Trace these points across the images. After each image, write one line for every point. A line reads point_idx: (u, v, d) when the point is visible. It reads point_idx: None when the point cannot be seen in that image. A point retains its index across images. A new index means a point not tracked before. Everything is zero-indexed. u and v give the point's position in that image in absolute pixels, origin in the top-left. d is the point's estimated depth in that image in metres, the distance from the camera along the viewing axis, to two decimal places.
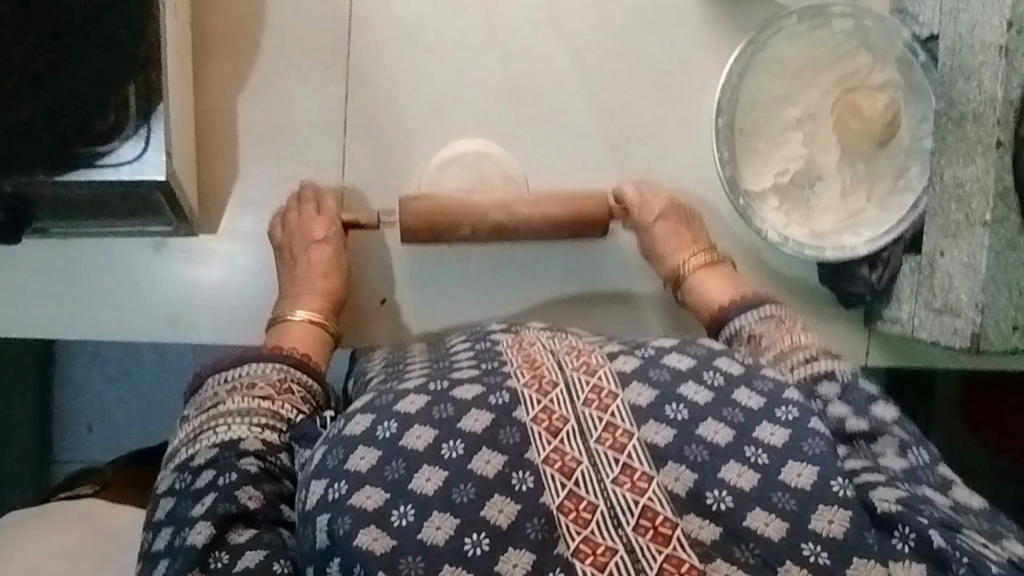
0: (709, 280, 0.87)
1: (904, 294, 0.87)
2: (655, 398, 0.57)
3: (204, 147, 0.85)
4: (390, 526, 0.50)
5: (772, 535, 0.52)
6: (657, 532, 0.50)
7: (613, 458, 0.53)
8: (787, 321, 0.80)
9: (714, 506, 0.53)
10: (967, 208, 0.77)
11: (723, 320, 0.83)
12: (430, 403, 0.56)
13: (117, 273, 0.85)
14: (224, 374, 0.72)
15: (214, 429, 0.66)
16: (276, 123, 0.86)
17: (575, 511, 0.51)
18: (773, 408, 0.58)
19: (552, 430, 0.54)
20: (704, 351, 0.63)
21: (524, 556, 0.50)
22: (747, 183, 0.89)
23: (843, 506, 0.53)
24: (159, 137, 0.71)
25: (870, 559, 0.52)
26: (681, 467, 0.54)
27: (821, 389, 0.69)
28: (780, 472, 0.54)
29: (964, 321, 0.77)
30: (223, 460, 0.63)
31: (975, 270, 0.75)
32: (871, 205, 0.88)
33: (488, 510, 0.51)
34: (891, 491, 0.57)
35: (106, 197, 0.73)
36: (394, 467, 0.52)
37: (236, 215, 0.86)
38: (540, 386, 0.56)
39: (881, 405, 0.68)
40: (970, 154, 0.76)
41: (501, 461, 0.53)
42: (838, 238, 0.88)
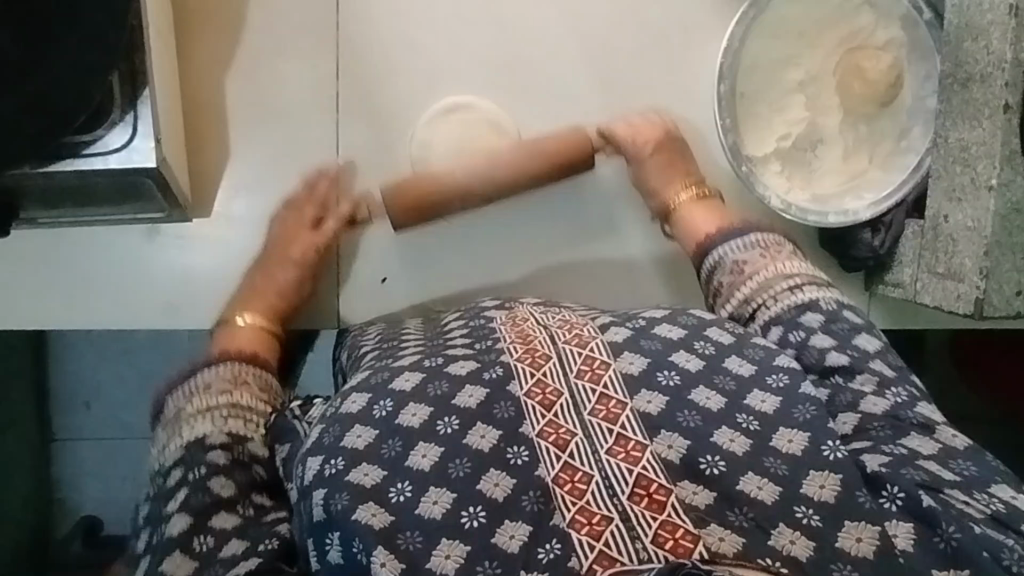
0: (695, 213, 0.85)
1: (907, 257, 0.86)
2: (647, 366, 0.56)
3: (193, 131, 0.83)
4: (388, 503, 0.50)
5: (765, 498, 0.51)
6: (652, 500, 0.49)
7: (606, 429, 0.52)
8: (773, 249, 0.76)
9: (708, 471, 0.52)
10: (972, 171, 0.76)
11: (706, 251, 0.81)
12: (425, 380, 0.55)
13: (112, 261, 0.84)
14: (179, 388, 0.69)
15: (181, 430, 0.66)
16: (267, 101, 0.83)
17: (570, 483, 0.50)
18: (765, 375, 0.57)
19: (546, 403, 0.53)
20: (693, 321, 0.61)
21: (520, 527, 0.49)
22: (749, 147, 0.87)
23: (834, 471, 0.52)
24: (147, 123, 0.69)
25: (860, 520, 0.51)
26: (674, 435, 0.53)
27: (805, 319, 0.68)
28: (773, 438, 0.53)
29: (967, 286, 0.77)
30: (191, 457, 0.63)
31: (979, 234, 0.75)
32: (873, 167, 0.87)
33: (484, 483, 0.50)
34: (875, 457, 0.57)
35: (95, 187, 0.71)
36: (391, 446, 0.52)
37: (229, 197, 0.84)
38: (533, 359, 0.55)
39: (864, 336, 0.66)
40: (977, 116, 0.75)
41: (496, 436, 0.52)
42: (840, 202, 0.87)
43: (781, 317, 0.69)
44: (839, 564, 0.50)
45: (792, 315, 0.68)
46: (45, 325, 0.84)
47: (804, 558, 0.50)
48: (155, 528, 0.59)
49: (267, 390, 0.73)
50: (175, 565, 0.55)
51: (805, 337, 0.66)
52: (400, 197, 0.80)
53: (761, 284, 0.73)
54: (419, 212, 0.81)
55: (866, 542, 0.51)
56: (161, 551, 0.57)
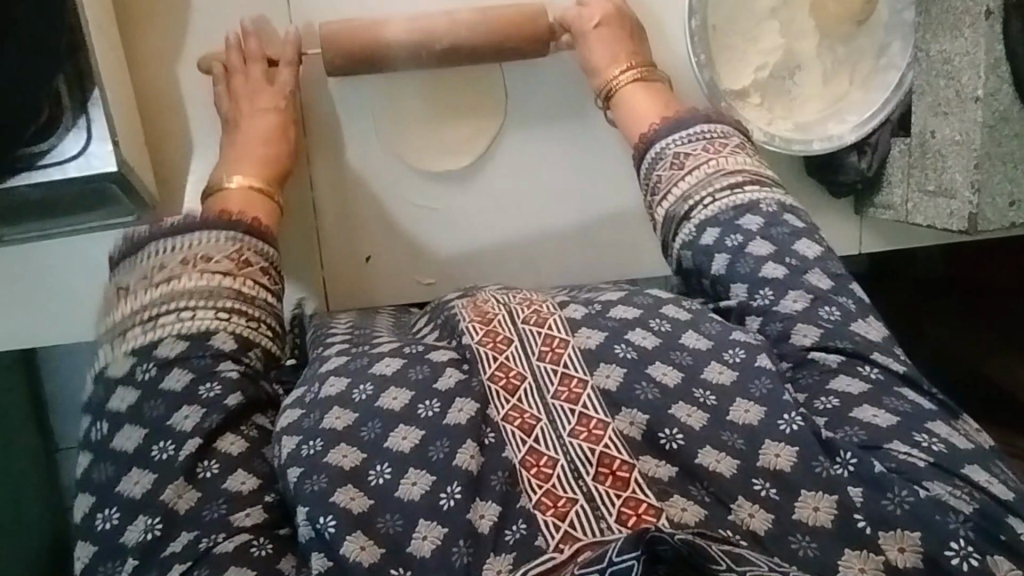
0: (637, 91, 0.82)
1: (895, 178, 0.84)
2: (605, 339, 0.56)
3: (150, 130, 0.79)
4: (366, 486, 0.49)
5: (725, 472, 0.50)
6: (616, 478, 0.48)
7: (569, 409, 0.51)
8: (719, 142, 0.72)
9: (668, 446, 0.51)
10: (956, 84, 0.74)
11: (649, 142, 0.76)
12: (406, 364, 0.56)
13: (86, 272, 0.81)
14: (170, 240, 0.65)
15: (176, 314, 0.60)
16: (223, 91, 0.80)
17: (536, 466, 0.50)
18: (721, 350, 0.56)
19: (510, 388, 0.53)
20: (649, 300, 0.61)
21: (490, 507, 0.49)
22: (726, 84, 0.84)
23: (790, 443, 0.51)
24: (102, 127, 0.65)
25: (818, 489, 0.49)
26: (633, 412, 0.52)
27: (742, 221, 0.65)
28: (728, 411, 0.52)
29: (959, 202, 0.76)
30: (199, 363, 0.58)
31: (968, 148, 0.74)
32: (854, 88, 0.85)
33: (460, 457, 0.50)
34: (856, 383, 0.54)
35: (56, 200, 0.68)
36: (370, 428, 0.52)
37: (197, 192, 0.82)
38: (494, 344, 0.56)
39: (805, 242, 0.63)
40: (957, 27, 0.73)
41: (473, 409, 0.52)
42: (824, 127, 0.84)
43: (715, 218, 0.66)
44: (797, 537, 0.48)
45: (729, 216, 0.65)
46: (17, 341, 0.82)
47: (762, 532, 0.48)
48: (164, 364, 0.57)
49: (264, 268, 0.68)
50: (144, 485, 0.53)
51: (741, 242, 0.63)
52: (342, 50, 0.76)
53: (700, 180, 0.69)
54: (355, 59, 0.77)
55: (823, 511, 0.48)
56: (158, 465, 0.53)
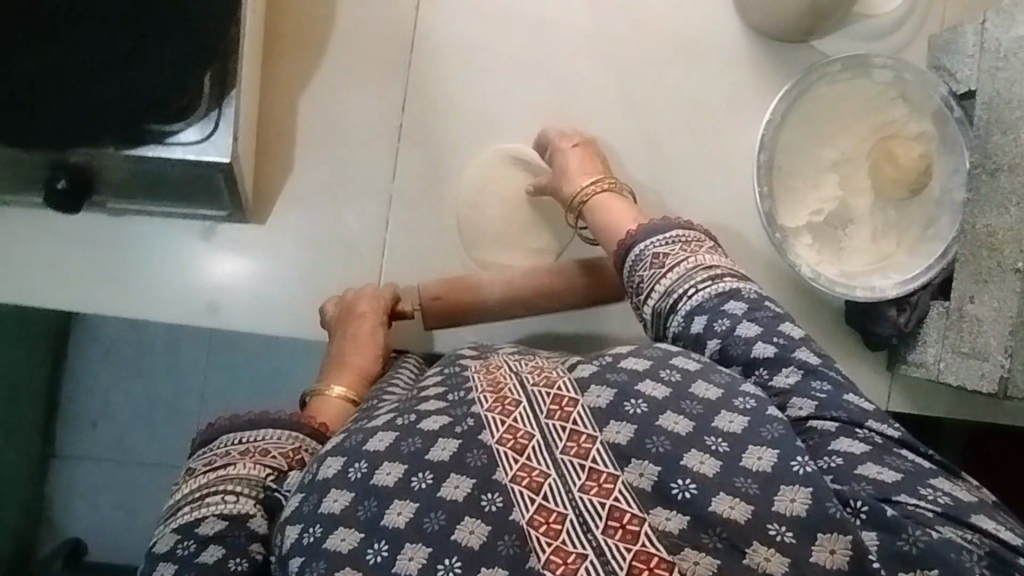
0: (605, 204, 0.80)
1: (931, 338, 0.88)
2: (614, 398, 0.51)
3: (262, 144, 0.87)
4: (364, 565, 0.46)
5: (738, 518, 0.46)
6: (626, 531, 0.44)
7: (578, 465, 0.47)
8: (694, 243, 0.70)
9: (680, 496, 0.46)
10: (998, 255, 0.79)
11: (629, 245, 0.73)
12: (399, 437, 0.51)
13: (167, 255, 0.87)
14: (239, 434, 0.64)
15: (222, 496, 0.57)
16: (335, 125, 0.89)
17: (545, 524, 0.45)
18: (731, 398, 0.52)
19: (518, 447, 0.48)
20: (659, 352, 0.57)
21: (497, 575, 0.44)
22: (784, 220, 0.91)
23: (844, 532, 0.46)
24: (228, 121, 0.73)
25: (833, 531, 0.46)
26: (645, 463, 0.47)
27: (737, 329, 0.61)
28: (741, 458, 0.48)
29: (991, 365, 0.78)
30: (232, 539, 0.54)
31: (1005, 314, 0.77)
32: (900, 251, 0.92)
33: (459, 532, 0.46)
34: (855, 443, 0.53)
35: (166, 176, 0.75)
36: (367, 507, 0.48)
37: (285, 208, 0.88)
38: (503, 407, 0.50)
39: (789, 324, 0.61)
40: (1004, 204, 0.79)
41: (469, 485, 0.47)
42: (868, 279, 0.90)
43: (702, 306, 0.64)
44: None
45: (713, 303, 0.63)
46: (86, 305, 0.87)
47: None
48: (202, 542, 0.54)
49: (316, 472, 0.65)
50: None
51: (730, 326, 0.61)
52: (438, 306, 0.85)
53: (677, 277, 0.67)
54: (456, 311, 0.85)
55: (839, 555, 0.46)
56: None
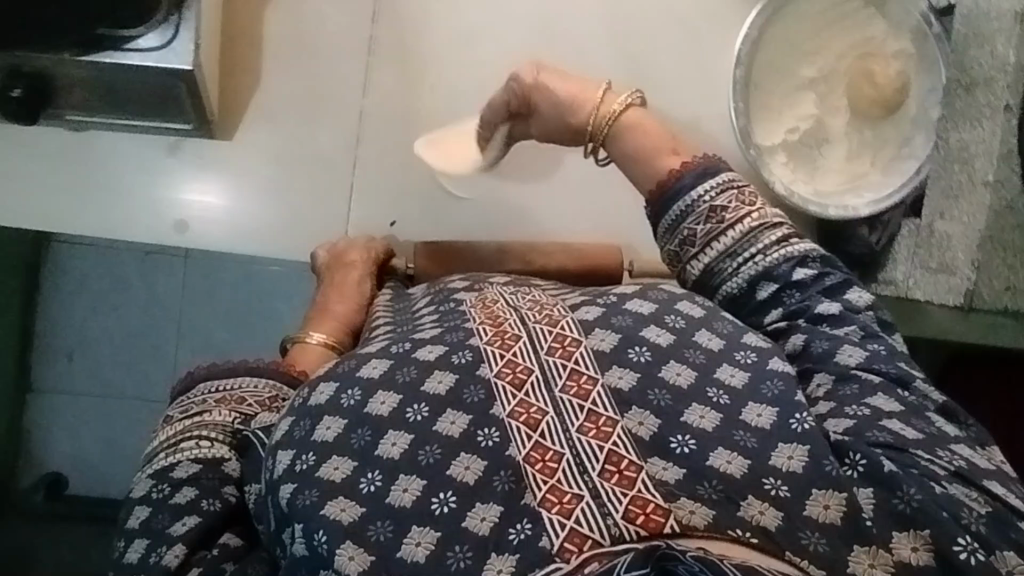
0: (636, 132, 0.69)
1: (901, 257, 0.88)
2: (619, 344, 0.56)
3: (226, 57, 0.85)
4: (358, 495, 0.49)
5: (734, 473, 0.49)
6: (621, 477, 0.48)
7: (577, 406, 0.51)
8: (749, 192, 0.62)
9: (677, 449, 0.50)
10: (970, 170, 0.79)
11: (669, 190, 0.63)
12: (396, 366, 0.56)
13: (131, 170, 0.85)
14: (215, 383, 0.67)
15: (196, 441, 0.60)
16: (303, 38, 0.86)
17: (541, 462, 0.49)
18: (733, 352, 0.56)
19: (517, 382, 0.53)
20: (664, 296, 0.61)
21: (491, 510, 0.48)
22: (760, 137, 0.90)
23: (801, 443, 0.50)
24: (189, 27, 0.71)
25: (828, 488, 0.48)
26: (645, 413, 0.52)
27: (797, 275, 0.59)
28: (741, 412, 0.52)
29: (958, 279, 0.80)
30: (206, 480, 0.57)
31: (973, 228, 0.79)
32: (875, 170, 0.91)
33: (454, 468, 0.50)
34: (888, 402, 0.53)
35: (126, 85, 0.73)
36: (361, 436, 0.52)
37: (252, 124, 0.86)
38: (503, 342, 0.55)
39: (855, 292, 0.60)
40: (977, 118, 0.79)
41: (465, 422, 0.51)
42: (842, 199, 0.90)
43: (775, 270, 0.60)
44: (807, 534, 0.47)
45: (782, 269, 0.60)
46: (48, 221, 0.85)
47: (773, 528, 0.47)
48: (177, 484, 0.57)
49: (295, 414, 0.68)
50: None
51: (801, 299, 0.59)
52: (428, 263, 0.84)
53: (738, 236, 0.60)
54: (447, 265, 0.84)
55: (833, 510, 0.47)
56: None
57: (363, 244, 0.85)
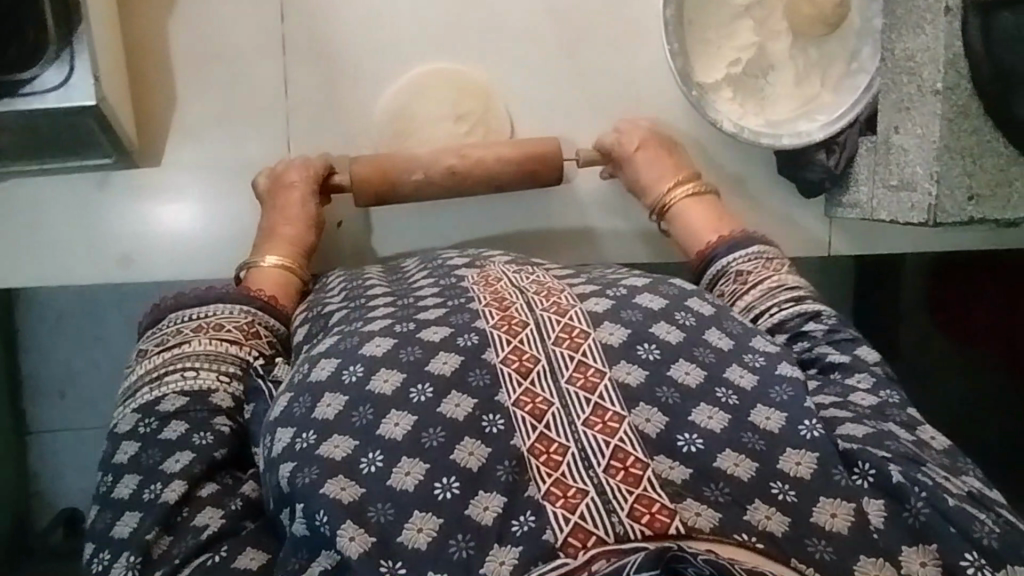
0: (692, 210, 0.85)
1: (862, 176, 0.86)
2: (627, 338, 0.57)
3: (138, 80, 0.82)
4: (358, 475, 0.50)
5: (741, 476, 0.51)
6: (628, 474, 0.49)
7: (584, 398, 0.51)
8: (775, 262, 0.77)
9: (685, 448, 0.52)
10: (918, 79, 0.76)
11: (710, 257, 0.80)
12: (396, 345, 0.56)
13: (67, 211, 0.83)
14: (188, 312, 0.70)
15: (182, 374, 0.64)
16: (212, 47, 0.83)
17: (546, 454, 0.50)
18: (741, 353, 0.59)
19: (523, 370, 0.53)
20: (674, 292, 0.63)
21: (494, 499, 0.49)
22: (698, 77, 0.86)
23: (810, 450, 0.53)
24: (85, 60, 0.68)
25: (835, 496, 0.51)
26: (652, 409, 0.53)
27: (808, 329, 0.69)
28: (750, 413, 0.54)
29: (920, 194, 0.77)
30: (193, 414, 0.61)
31: (928, 140, 0.76)
32: (826, 91, 0.88)
33: (458, 453, 0.50)
34: (858, 427, 0.58)
35: (34, 131, 0.70)
36: (362, 414, 0.52)
37: (179, 144, 0.83)
38: (510, 327, 0.56)
39: (864, 348, 0.67)
40: (919, 24, 0.75)
41: (470, 405, 0.52)
42: (795, 125, 0.87)
43: (787, 324, 0.70)
44: (813, 542, 0.50)
45: (797, 324, 0.70)
46: None
47: (779, 534, 0.50)
48: (164, 420, 0.61)
49: (271, 341, 0.72)
50: (132, 526, 0.55)
51: (809, 346, 0.68)
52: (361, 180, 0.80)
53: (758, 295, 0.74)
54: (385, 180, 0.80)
55: (840, 518, 0.51)
56: (145, 507, 0.56)
57: (302, 163, 0.82)
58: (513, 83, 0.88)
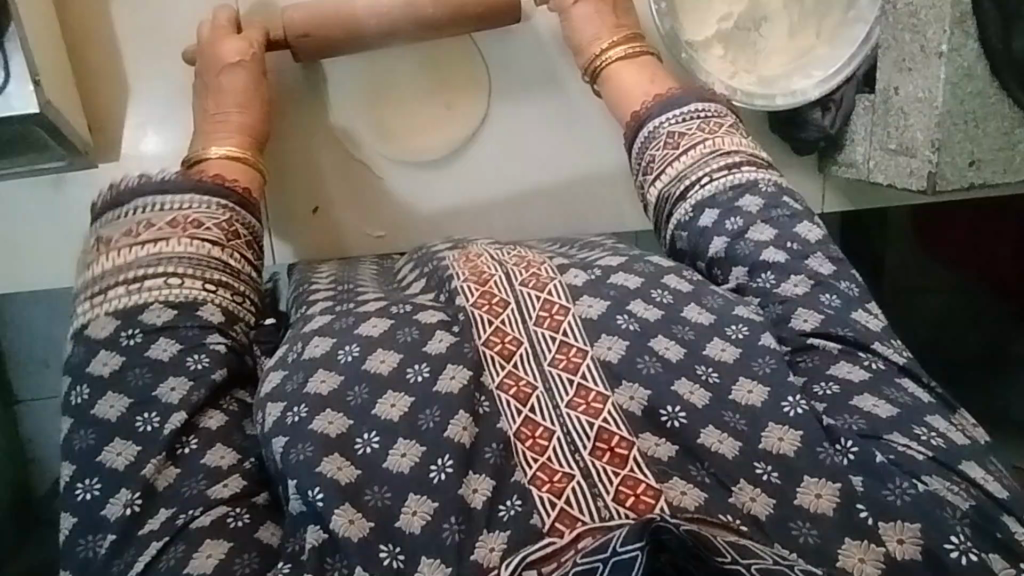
0: None
1: (859, 136, 0.82)
2: (607, 308, 0.53)
3: (84, 73, 0.77)
4: (354, 455, 0.46)
5: (726, 453, 0.47)
6: (614, 454, 0.45)
7: (566, 379, 0.48)
8: (715, 122, 0.69)
9: (668, 423, 0.48)
10: (921, 38, 0.72)
11: (642, 121, 0.72)
12: (394, 325, 0.53)
13: (23, 217, 0.79)
14: (152, 199, 0.62)
15: (166, 283, 0.58)
16: (161, 30, 0.77)
17: (531, 438, 0.47)
18: (725, 324, 0.53)
19: (505, 353, 0.50)
20: (650, 269, 0.59)
21: (484, 481, 0.45)
22: (687, 34, 0.80)
23: (794, 426, 0.48)
24: (21, 63, 0.62)
25: (820, 476, 0.46)
26: (635, 387, 0.49)
27: (743, 203, 0.63)
28: (731, 390, 0.50)
29: (919, 161, 0.74)
30: (185, 333, 0.56)
31: (930, 105, 0.72)
32: (820, 43, 0.81)
33: (453, 429, 0.47)
34: (880, 404, 0.50)
35: None
36: (357, 393, 0.49)
37: (137, 137, 0.79)
38: (491, 307, 0.53)
39: (818, 257, 0.59)
40: None
41: (465, 377, 0.49)
42: (788, 82, 0.80)
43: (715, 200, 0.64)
44: (797, 523, 0.45)
45: (730, 198, 0.63)
46: None
47: (764, 516, 0.45)
48: (149, 334, 0.55)
49: (250, 241, 0.65)
50: (126, 458, 0.51)
51: (742, 227, 0.61)
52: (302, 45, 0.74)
53: (693, 160, 0.67)
54: (321, 45, 0.74)
55: (826, 498, 0.46)
56: (121, 477, 0.50)
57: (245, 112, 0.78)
58: (486, 44, 0.83)
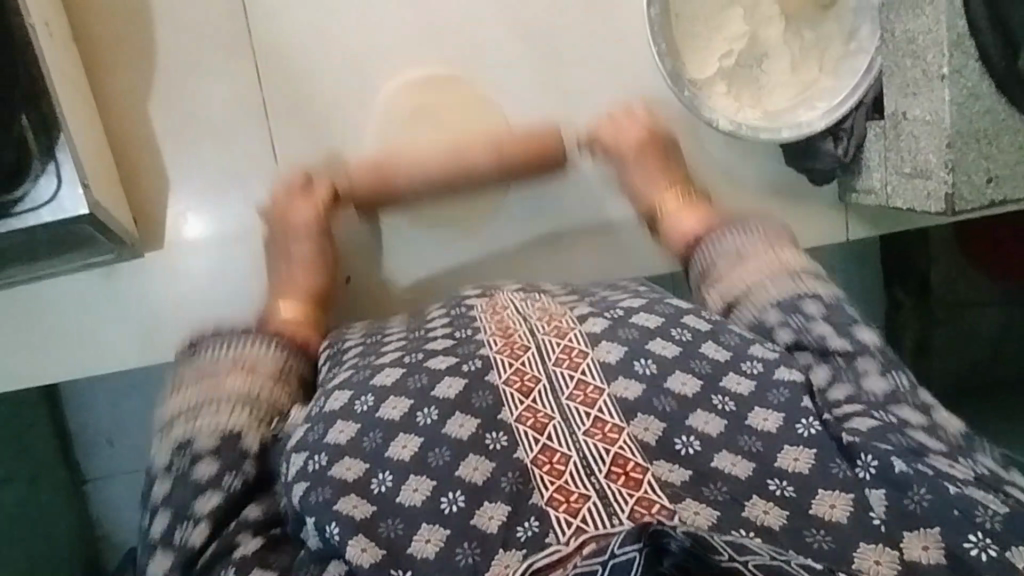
0: (680, 220, 0.83)
1: (873, 162, 0.83)
2: (624, 355, 0.54)
3: (128, 170, 0.83)
4: (369, 494, 0.48)
5: (739, 474, 0.48)
6: (629, 478, 0.46)
7: (583, 413, 0.49)
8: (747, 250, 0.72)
9: (683, 451, 0.49)
10: (922, 62, 0.73)
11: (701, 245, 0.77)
12: (406, 373, 0.54)
13: (80, 306, 0.85)
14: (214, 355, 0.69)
15: (206, 415, 0.62)
16: (196, 123, 0.83)
17: (549, 464, 0.47)
18: (740, 360, 0.54)
19: (523, 390, 0.51)
20: (670, 309, 0.59)
21: (500, 508, 0.46)
22: (691, 74, 0.81)
23: (809, 445, 0.48)
24: (71, 169, 0.67)
25: (835, 488, 0.46)
26: (650, 418, 0.50)
27: (807, 309, 0.62)
28: (747, 417, 0.50)
29: (936, 183, 0.74)
30: (224, 452, 0.59)
31: (940, 127, 0.72)
32: (824, 75, 0.82)
33: (463, 469, 0.48)
34: (865, 420, 0.51)
35: (34, 244, 0.70)
36: (372, 437, 0.50)
37: (179, 225, 0.85)
38: (511, 350, 0.54)
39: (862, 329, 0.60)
40: (918, 6, 0.71)
41: (475, 424, 0.50)
42: (794, 115, 0.81)
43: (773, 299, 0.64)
44: (812, 531, 0.45)
45: (795, 301, 0.63)
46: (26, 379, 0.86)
47: (778, 527, 0.45)
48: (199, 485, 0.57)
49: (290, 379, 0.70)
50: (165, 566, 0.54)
51: (805, 324, 0.61)
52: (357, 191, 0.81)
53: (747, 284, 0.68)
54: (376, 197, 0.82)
55: (840, 508, 0.46)
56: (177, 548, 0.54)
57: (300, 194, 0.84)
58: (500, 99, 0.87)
